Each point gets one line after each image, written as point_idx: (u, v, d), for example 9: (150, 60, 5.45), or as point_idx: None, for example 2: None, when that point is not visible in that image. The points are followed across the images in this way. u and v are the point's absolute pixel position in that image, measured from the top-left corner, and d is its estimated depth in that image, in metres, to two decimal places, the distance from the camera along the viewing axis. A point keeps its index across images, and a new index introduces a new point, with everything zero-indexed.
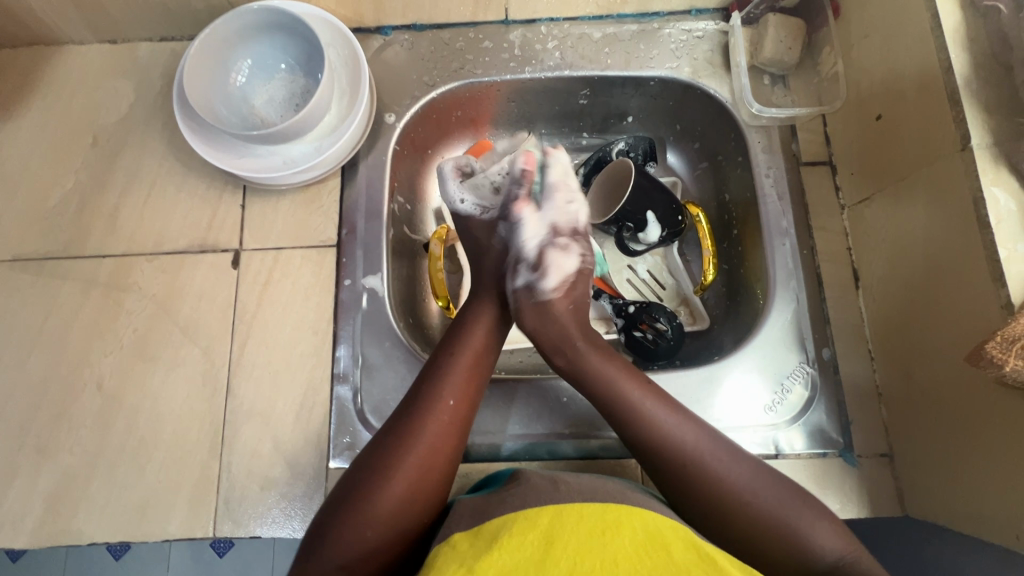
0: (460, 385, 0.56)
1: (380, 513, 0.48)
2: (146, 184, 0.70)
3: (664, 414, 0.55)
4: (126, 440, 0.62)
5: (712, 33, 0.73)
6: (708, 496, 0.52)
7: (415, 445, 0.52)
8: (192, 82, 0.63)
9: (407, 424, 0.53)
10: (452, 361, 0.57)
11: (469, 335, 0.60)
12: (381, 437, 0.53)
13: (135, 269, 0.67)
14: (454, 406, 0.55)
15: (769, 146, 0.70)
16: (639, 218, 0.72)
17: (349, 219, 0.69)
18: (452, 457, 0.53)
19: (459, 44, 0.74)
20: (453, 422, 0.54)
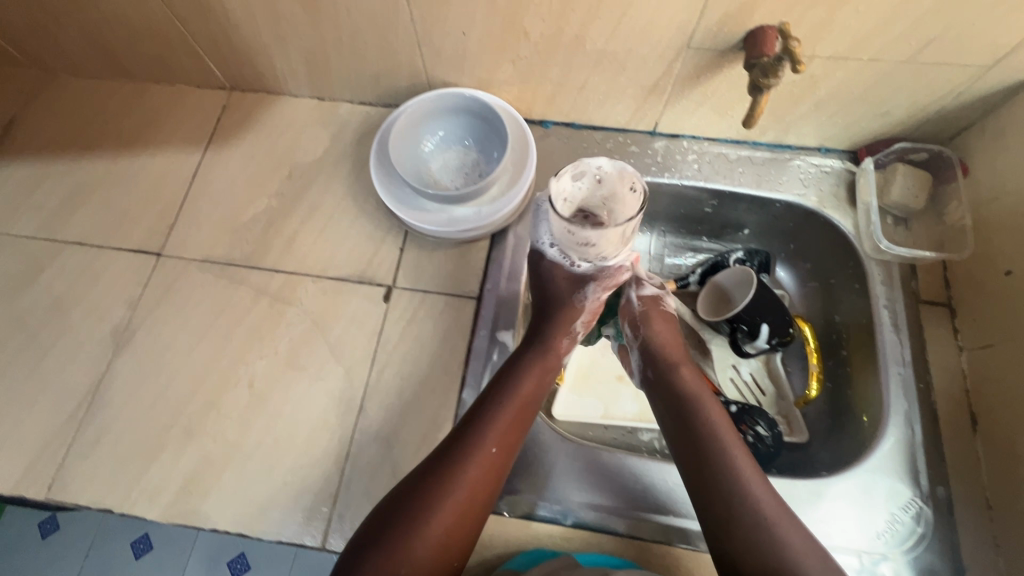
0: (502, 431, 0.60)
1: (416, 556, 0.53)
2: (324, 216, 0.81)
3: (761, 485, 0.57)
4: (264, 438, 0.68)
5: (839, 170, 0.80)
6: (776, 552, 0.53)
7: (450, 494, 0.56)
8: (397, 144, 0.76)
9: (447, 466, 0.57)
10: (495, 409, 0.62)
11: (519, 384, 0.64)
12: (417, 486, 0.56)
13: (301, 287, 0.76)
14: (496, 453, 0.59)
15: (889, 280, 0.74)
16: (755, 323, 0.76)
17: (491, 277, 0.76)
18: (485, 498, 0.57)
19: (609, 145, 0.84)
20: (492, 467, 0.58)
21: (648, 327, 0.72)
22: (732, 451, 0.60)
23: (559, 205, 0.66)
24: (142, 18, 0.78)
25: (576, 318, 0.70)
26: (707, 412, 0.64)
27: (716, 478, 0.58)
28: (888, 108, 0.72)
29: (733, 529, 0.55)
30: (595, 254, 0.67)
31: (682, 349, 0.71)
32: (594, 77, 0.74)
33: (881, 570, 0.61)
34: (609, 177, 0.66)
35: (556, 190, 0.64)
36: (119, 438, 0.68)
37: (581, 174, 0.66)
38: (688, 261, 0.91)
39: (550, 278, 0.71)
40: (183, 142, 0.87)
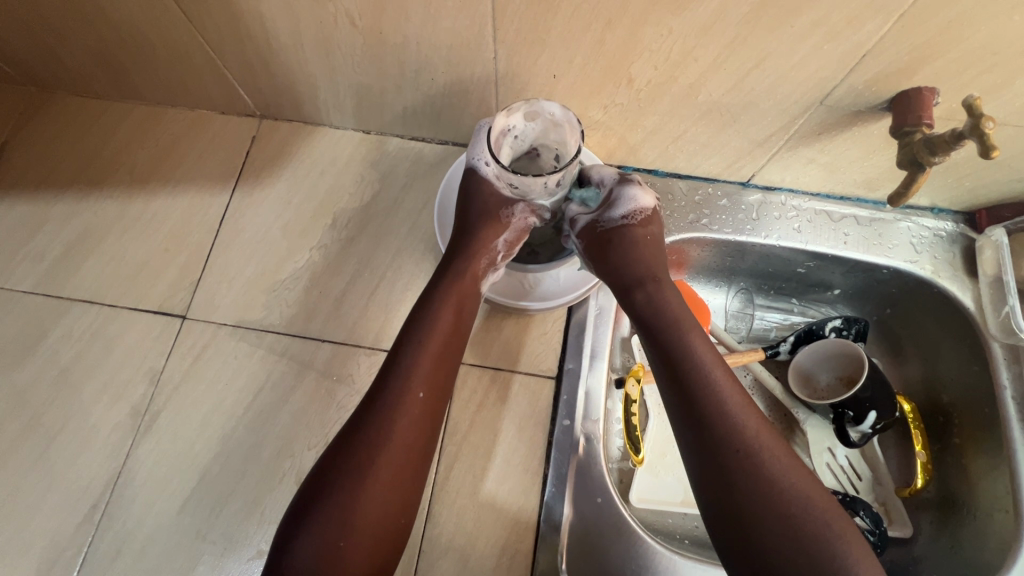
0: (427, 373, 0.53)
1: (359, 529, 0.47)
2: (376, 274, 0.70)
3: (756, 429, 0.51)
4: None
5: (954, 235, 0.72)
6: (769, 497, 0.48)
7: (388, 450, 0.49)
8: None
9: (375, 422, 0.50)
10: (417, 351, 0.54)
11: (438, 316, 0.56)
12: (346, 442, 0.50)
13: (353, 361, 0.66)
14: (425, 397, 0.52)
15: (1016, 366, 0.66)
16: (862, 409, 0.68)
17: (572, 355, 0.66)
18: (419, 456, 0.51)
19: (696, 197, 0.75)
20: (422, 414, 0.52)
21: (604, 243, 0.62)
22: (720, 390, 0.53)
23: (502, 141, 0.62)
24: (162, 38, 0.66)
25: (499, 235, 0.63)
26: (693, 347, 0.56)
27: (704, 419, 0.52)
28: None
29: (735, 481, 0.49)
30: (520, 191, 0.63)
31: (654, 259, 0.62)
32: (696, 126, 0.65)
33: None
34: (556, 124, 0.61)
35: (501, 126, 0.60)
36: (145, 546, 0.58)
37: (534, 115, 0.61)
38: (774, 321, 0.82)
39: (479, 194, 0.64)
40: (208, 179, 0.75)
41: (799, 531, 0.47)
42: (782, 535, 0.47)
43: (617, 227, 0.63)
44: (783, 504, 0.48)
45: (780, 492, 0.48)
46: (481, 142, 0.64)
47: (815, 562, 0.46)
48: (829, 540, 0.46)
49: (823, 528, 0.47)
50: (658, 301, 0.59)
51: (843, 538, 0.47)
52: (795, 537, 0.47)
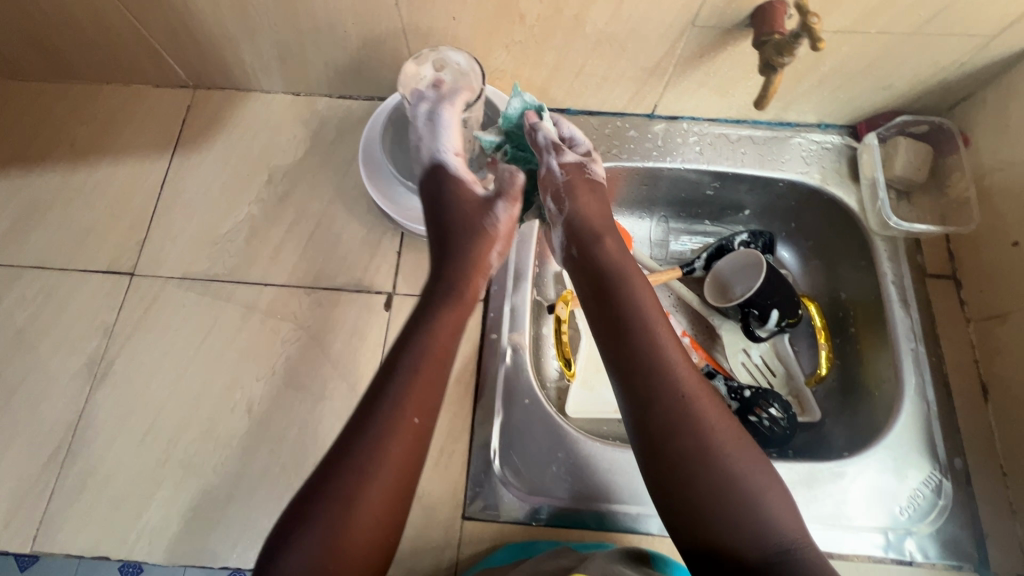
0: (426, 384, 0.50)
1: (345, 560, 0.44)
2: (311, 222, 0.75)
3: (694, 385, 0.53)
4: (269, 466, 0.63)
5: (839, 146, 0.80)
6: (701, 447, 0.50)
7: (384, 460, 0.46)
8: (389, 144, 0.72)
9: (367, 445, 0.47)
10: (410, 377, 0.50)
11: (441, 321, 0.55)
12: (336, 447, 0.47)
13: (294, 300, 0.71)
14: (421, 420, 0.49)
15: (894, 255, 0.74)
16: (766, 307, 0.76)
17: (499, 278, 0.72)
18: (410, 481, 0.48)
19: (607, 130, 0.81)
20: (417, 443, 0.48)
21: (574, 194, 0.64)
22: (662, 346, 0.55)
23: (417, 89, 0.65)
24: (88, 12, 0.69)
25: (489, 244, 0.60)
26: (638, 305, 0.58)
27: (648, 378, 0.53)
28: (890, 81, 0.71)
29: (673, 431, 0.51)
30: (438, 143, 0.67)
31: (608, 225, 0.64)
32: (592, 59, 0.71)
33: (906, 543, 0.62)
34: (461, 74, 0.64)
35: (411, 75, 0.63)
36: (109, 478, 0.63)
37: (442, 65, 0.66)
38: (694, 242, 0.89)
39: (454, 194, 0.61)
40: (147, 148, 0.79)
41: (729, 477, 0.49)
42: (712, 481, 0.48)
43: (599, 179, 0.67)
44: (716, 458, 0.49)
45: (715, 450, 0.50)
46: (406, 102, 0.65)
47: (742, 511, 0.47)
48: (756, 491, 0.48)
49: (751, 481, 0.49)
50: (605, 262, 0.61)
51: (767, 490, 0.49)
52: (724, 484, 0.48)
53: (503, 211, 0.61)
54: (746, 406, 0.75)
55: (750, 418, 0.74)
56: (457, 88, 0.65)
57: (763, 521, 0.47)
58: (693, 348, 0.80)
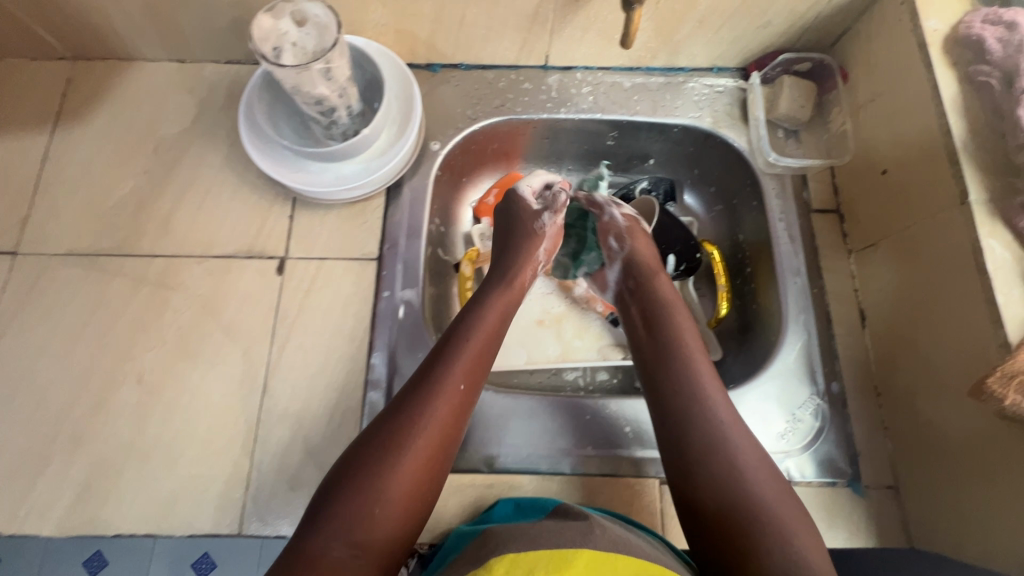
0: (466, 373, 0.58)
1: (389, 501, 0.50)
2: (201, 191, 0.74)
3: (721, 397, 0.58)
4: (162, 434, 0.63)
5: (731, 89, 0.80)
6: (719, 444, 0.54)
7: (430, 423, 0.54)
8: (263, 106, 0.67)
9: (418, 399, 0.55)
10: (452, 357, 0.59)
11: (482, 321, 0.63)
12: (390, 412, 0.54)
13: (185, 269, 0.70)
14: (465, 390, 0.57)
15: (782, 192, 0.75)
16: (661, 252, 0.79)
17: (392, 236, 0.73)
18: (446, 443, 0.55)
19: (501, 84, 0.80)
20: (459, 407, 0.56)
21: (633, 241, 0.73)
22: (694, 354, 0.61)
23: (274, 40, 0.59)
24: None
25: (537, 246, 0.72)
26: (674, 319, 0.65)
27: (678, 370, 0.59)
28: (768, 18, 0.71)
29: (693, 422, 0.56)
30: (312, 102, 0.63)
31: (652, 260, 0.72)
32: (471, 8, 0.70)
33: (785, 466, 0.64)
34: (322, 24, 0.59)
35: (267, 28, 0.59)
36: None
37: (301, 17, 0.60)
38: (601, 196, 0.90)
39: (515, 205, 0.74)
40: (26, 124, 0.77)
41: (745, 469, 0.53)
42: (725, 471, 0.53)
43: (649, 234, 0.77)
44: (731, 460, 0.53)
45: (733, 451, 0.54)
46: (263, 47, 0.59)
47: (743, 510, 0.50)
48: (767, 490, 0.52)
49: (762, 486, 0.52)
50: (654, 292, 0.68)
51: (776, 499, 0.51)
52: (739, 477, 0.52)
53: (547, 215, 0.73)
54: None
55: None
56: (315, 39, 0.59)
57: (765, 522, 0.49)
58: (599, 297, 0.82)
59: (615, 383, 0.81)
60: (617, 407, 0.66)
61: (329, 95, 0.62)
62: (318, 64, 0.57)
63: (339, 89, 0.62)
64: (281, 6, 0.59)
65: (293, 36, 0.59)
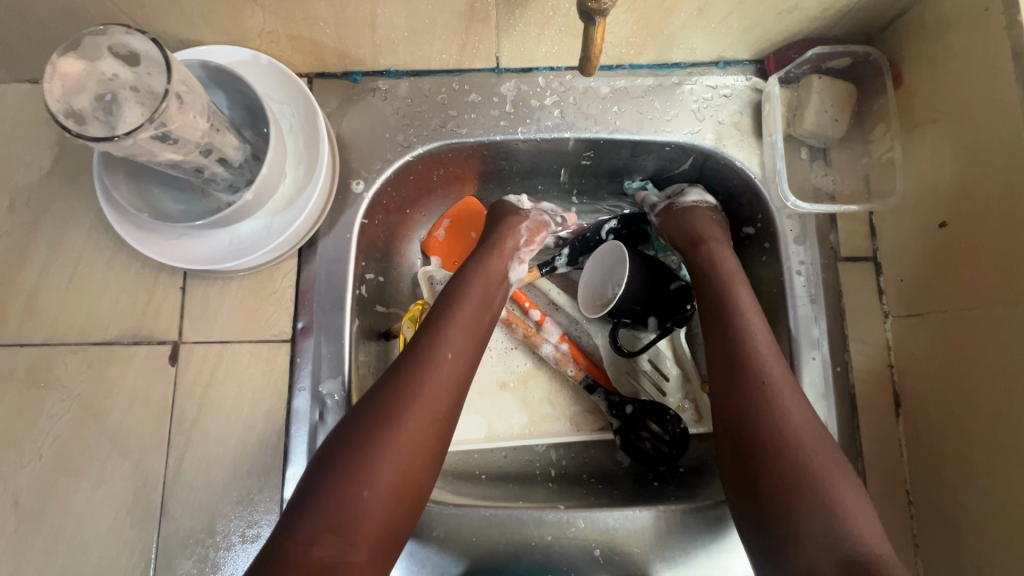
0: (463, 340, 0.51)
1: (378, 477, 0.43)
2: (70, 257, 0.60)
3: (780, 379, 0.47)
4: (46, 569, 0.54)
5: (742, 91, 0.61)
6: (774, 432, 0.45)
7: (416, 398, 0.46)
8: (116, 175, 0.51)
9: (405, 371, 0.47)
10: (445, 319, 0.51)
11: (469, 285, 0.55)
12: (378, 385, 0.47)
13: (58, 362, 0.58)
14: (456, 358, 0.49)
15: (802, 235, 0.58)
16: (640, 313, 0.63)
17: (306, 310, 0.59)
18: (445, 418, 0.47)
19: (440, 96, 0.62)
20: (454, 375, 0.49)
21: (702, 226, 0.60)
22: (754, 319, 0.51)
23: (96, 86, 0.43)
24: None
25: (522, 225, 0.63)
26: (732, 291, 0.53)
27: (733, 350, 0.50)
28: (795, 2, 0.51)
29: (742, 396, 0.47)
30: (163, 164, 0.47)
31: (708, 236, 0.59)
32: (383, 8, 0.51)
33: None
34: (154, 62, 0.43)
35: (77, 73, 0.42)
36: None
37: (130, 50, 0.43)
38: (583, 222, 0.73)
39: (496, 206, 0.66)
40: None
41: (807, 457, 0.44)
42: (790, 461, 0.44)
43: (691, 206, 0.62)
44: (775, 427, 0.45)
45: (780, 414, 0.46)
46: (75, 91, 0.42)
47: (802, 493, 0.42)
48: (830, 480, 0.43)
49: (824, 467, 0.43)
50: (713, 266, 0.56)
51: (835, 476, 0.43)
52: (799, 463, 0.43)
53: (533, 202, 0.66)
54: (628, 426, 0.63)
55: (631, 438, 0.63)
56: (151, 84, 0.43)
57: (827, 508, 0.41)
58: (573, 356, 0.66)
59: (592, 458, 0.67)
60: (588, 522, 0.55)
61: (183, 157, 0.46)
62: (151, 128, 0.41)
63: (196, 148, 0.46)
64: (91, 39, 0.42)
65: (122, 82, 0.43)
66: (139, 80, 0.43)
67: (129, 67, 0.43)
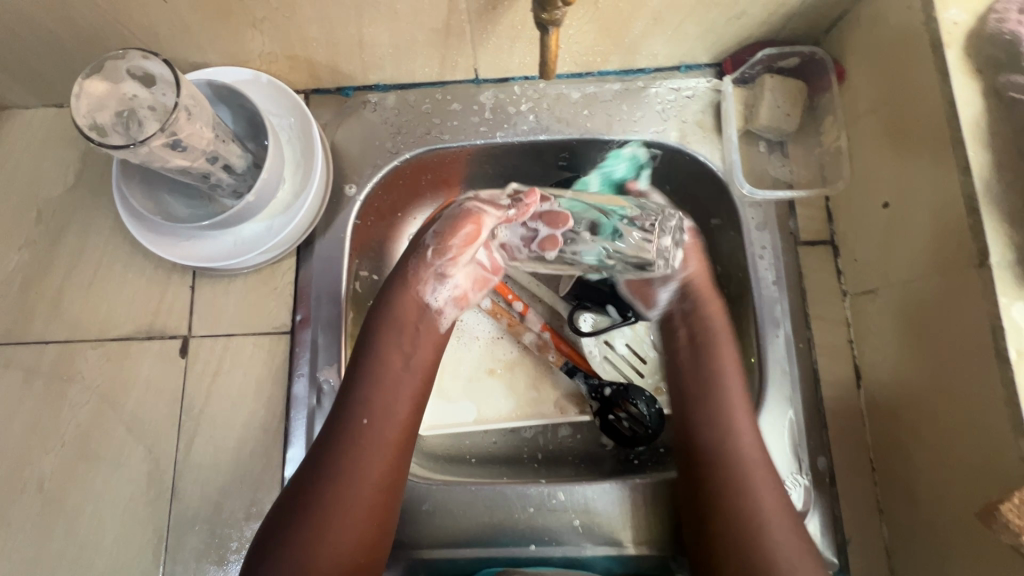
0: (384, 403, 0.53)
1: (325, 555, 0.47)
2: (91, 262, 0.66)
3: (740, 429, 0.54)
4: (67, 547, 0.58)
5: (703, 92, 0.66)
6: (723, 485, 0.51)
7: (344, 471, 0.50)
8: (132, 180, 0.57)
9: (329, 450, 0.51)
10: (361, 388, 0.53)
11: (382, 346, 0.55)
12: (307, 466, 0.51)
13: (80, 357, 0.63)
14: (371, 424, 0.52)
15: (763, 223, 0.62)
16: (599, 299, 0.69)
17: (304, 304, 0.64)
18: (381, 479, 0.51)
19: (425, 106, 0.68)
20: (378, 442, 0.52)
21: (692, 266, 0.63)
22: (712, 376, 0.57)
23: (117, 103, 0.49)
24: None
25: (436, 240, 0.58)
26: (718, 355, 0.58)
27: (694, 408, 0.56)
28: (741, 8, 0.56)
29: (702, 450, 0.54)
30: (174, 171, 0.52)
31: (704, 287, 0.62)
32: (367, 28, 0.57)
33: None
34: (167, 82, 0.49)
35: (102, 92, 0.49)
36: None
37: (146, 73, 0.49)
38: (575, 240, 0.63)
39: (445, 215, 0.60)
40: None
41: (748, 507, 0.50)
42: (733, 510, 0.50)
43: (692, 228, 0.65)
44: (722, 481, 0.51)
45: (730, 469, 0.52)
46: (100, 108, 0.49)
47: (747, 540, 0.48)
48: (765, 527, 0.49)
49: (771, 521, 0.49)
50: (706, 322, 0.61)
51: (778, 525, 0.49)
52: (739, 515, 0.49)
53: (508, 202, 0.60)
54: (606, 406, 0.67)
55: (610, 418, 0.67)
56: (163, 101, 0.49)
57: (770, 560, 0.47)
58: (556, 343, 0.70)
59: (578, 441, 0.70)
60: (567, 495, 0.59)
61: (193, 164, 0.52)
62: (163, 136, 0.47)
63: (203, 155, 0.52)
64: (112, 64, 0.48)
65: (141, 100, 0.50)
66: (154, 97, 0.49)
67: (146, 87, 0.49)
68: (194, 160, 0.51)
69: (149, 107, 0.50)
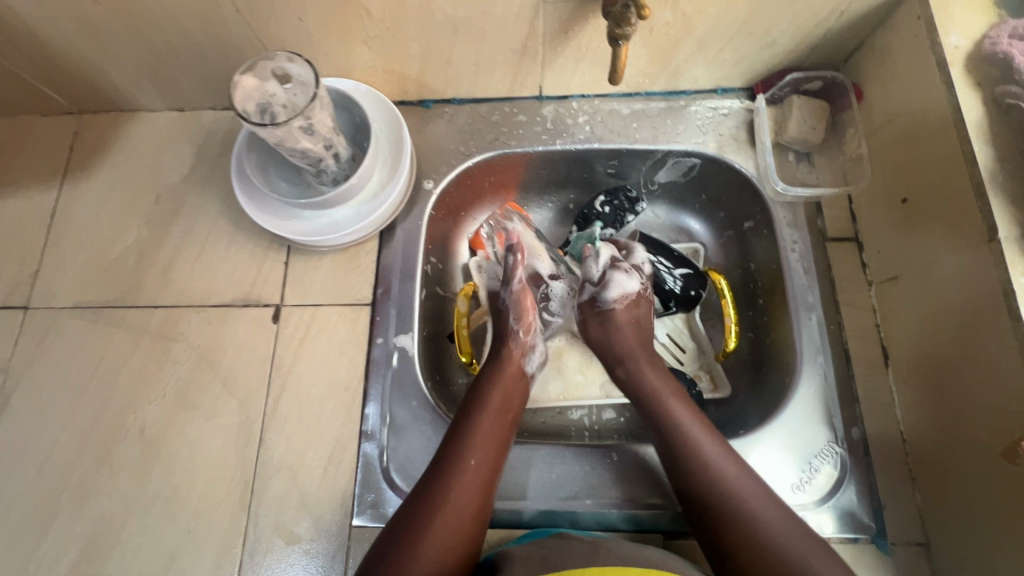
0: (483, 450, 0.58)
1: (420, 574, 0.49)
2: (199, 239, 0.75)
3: (721, 466, 0.56)
4: (163, 487, 0.64)
5: (737, 111, 0.76)
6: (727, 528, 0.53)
7: (445, 502, 0.54)
8: (252, 162, 0.67)
9: (436, 480, 0.56)
10: (468, 428, 0.60)
11: (488, 396, 0.63)
12: (413, 496, 0.55)
13: (184, 320, 0.71)
14: (477, 465, 0.57)
15: (794, 221, 0.71)
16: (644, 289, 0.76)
17: (385, 279, 0.72)
18: (476, 513, 0.55)
19: (495, 117, 0.78)
20: (478, 481, 0.56)
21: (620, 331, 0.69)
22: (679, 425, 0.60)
23: (260, 96, 0.60)
24: None
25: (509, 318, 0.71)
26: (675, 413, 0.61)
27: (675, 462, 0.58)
28: (772, 38, 0.67)
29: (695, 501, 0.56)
30: (297, 154, 0.62)
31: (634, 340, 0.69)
32: (457, 46, 0.68)
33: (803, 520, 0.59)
34: (302, 82, 0.60)
35: (251, 86, 0.59)
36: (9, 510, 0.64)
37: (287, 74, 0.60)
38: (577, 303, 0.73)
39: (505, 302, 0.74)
40: (33, 179, 0.79)
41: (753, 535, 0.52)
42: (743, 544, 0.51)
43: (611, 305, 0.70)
44: (727, 522, 0.53)
45: (721, 509, 0.54)
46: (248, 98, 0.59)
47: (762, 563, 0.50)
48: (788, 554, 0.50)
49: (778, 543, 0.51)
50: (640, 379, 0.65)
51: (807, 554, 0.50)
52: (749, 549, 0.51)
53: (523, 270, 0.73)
54: None
55: None
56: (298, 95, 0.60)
57: None
58: None
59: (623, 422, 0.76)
60: (621, 455, 0.65)
61: (314, 148, 0.62)
62: (300, 120, 0.57)
63: (323, 141, 0.62)
64: (261, 64, 0.59)
65: (278, 95, 0.60)
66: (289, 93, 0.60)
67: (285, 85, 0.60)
68: (315, 145, 0.61)
69: (283, 102, 0.60)
